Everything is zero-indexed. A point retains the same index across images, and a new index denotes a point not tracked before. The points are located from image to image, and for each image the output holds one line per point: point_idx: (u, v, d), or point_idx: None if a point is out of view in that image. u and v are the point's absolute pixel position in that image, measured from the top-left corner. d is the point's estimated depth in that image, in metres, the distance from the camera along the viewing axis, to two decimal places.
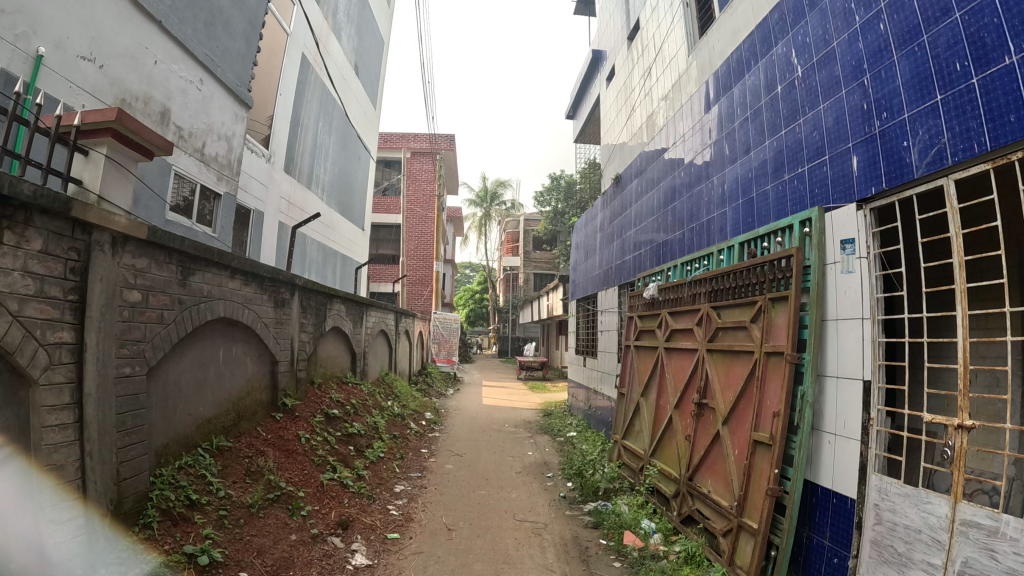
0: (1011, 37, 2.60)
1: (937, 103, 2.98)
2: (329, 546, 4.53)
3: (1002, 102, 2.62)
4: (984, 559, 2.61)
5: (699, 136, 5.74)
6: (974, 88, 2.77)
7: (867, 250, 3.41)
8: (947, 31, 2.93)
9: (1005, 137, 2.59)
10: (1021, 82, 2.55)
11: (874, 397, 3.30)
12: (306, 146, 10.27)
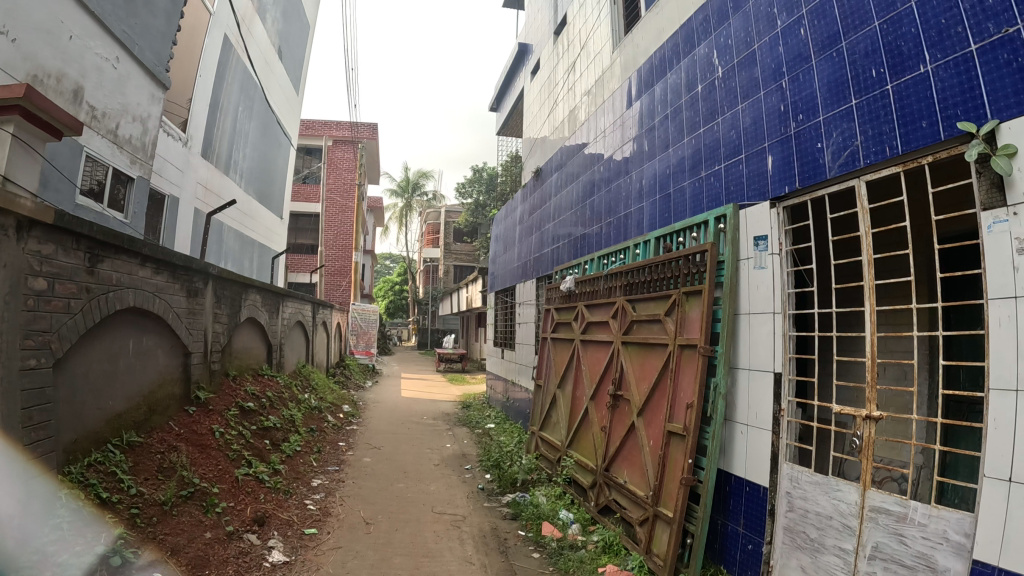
0: (927, 46, 2.73)
1: (851, 107, 3.10)
2: (245, 544, 4.41)
3: (915, 108, 2.75)
4: (894, 544, 2.76)
5: (620, 132, 5.82)
6: (888, 94, 2.89)
7: (779, 247, 3.52)
8: (864, 38, 3.06)
9: (918, 142, 2.72)
10: (934, 90, 2.68)
11: (785, 389, 3.43)
12: (225, 131, 9.94)
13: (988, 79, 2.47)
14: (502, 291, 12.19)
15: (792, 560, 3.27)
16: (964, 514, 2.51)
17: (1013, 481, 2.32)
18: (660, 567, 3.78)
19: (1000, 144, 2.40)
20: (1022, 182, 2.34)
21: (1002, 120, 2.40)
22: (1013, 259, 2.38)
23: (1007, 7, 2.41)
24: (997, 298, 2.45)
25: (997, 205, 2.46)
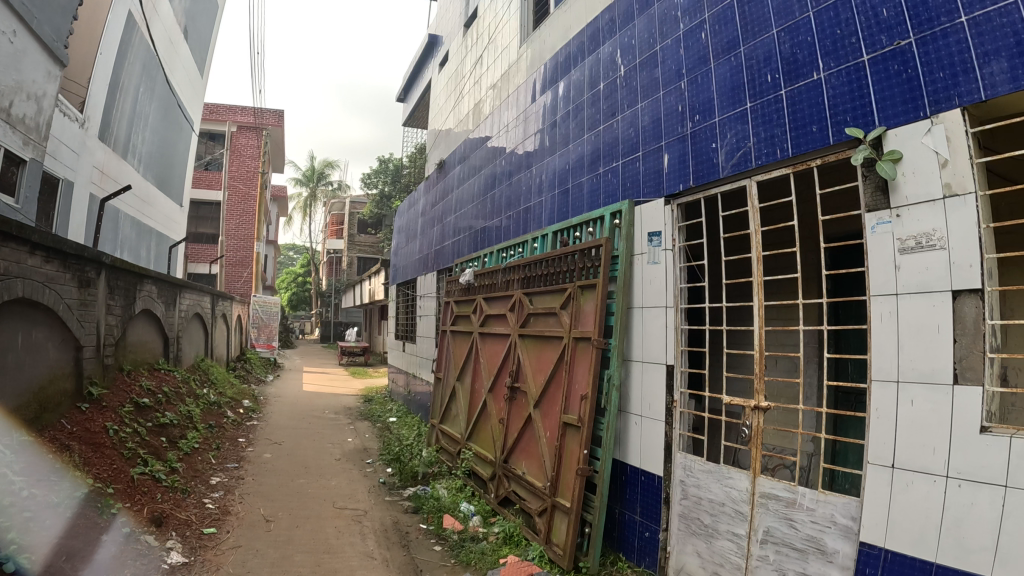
0: (822, 54, 2.85)
1: (746, 110, 3.21)
2: (143, 544, 4.20)
3: (807, 113, 2.88)
4: (784, 528, 2.89)
5: (523, 126, 5.84)
6: (782, 99, 3.02)
7: (673, 242, 3.62)
8: (762, 44, 3.17)
9: (808, 145, 2.85)
10: (826, 96, 2.81)
11: (678, 381, 3.54)
12: (124, 112, 9.40)
13: (878, 88, 2.61)
14: (404, 284, 12.08)
15: (687, 546, 3.38)
16: (850, 498, 2.65)
17: (895, 467, 2.47)
18: (558, 557, 3.82)
19: (886, 150, 2.54)
20: (905, 186, 2.49)
21: (889, 127, 2.55)
22: (895, 258, 2.53)
23: (899, 21, 2.55)
24: (879, 295, 2.59)
25: (881, 207, 2.61)
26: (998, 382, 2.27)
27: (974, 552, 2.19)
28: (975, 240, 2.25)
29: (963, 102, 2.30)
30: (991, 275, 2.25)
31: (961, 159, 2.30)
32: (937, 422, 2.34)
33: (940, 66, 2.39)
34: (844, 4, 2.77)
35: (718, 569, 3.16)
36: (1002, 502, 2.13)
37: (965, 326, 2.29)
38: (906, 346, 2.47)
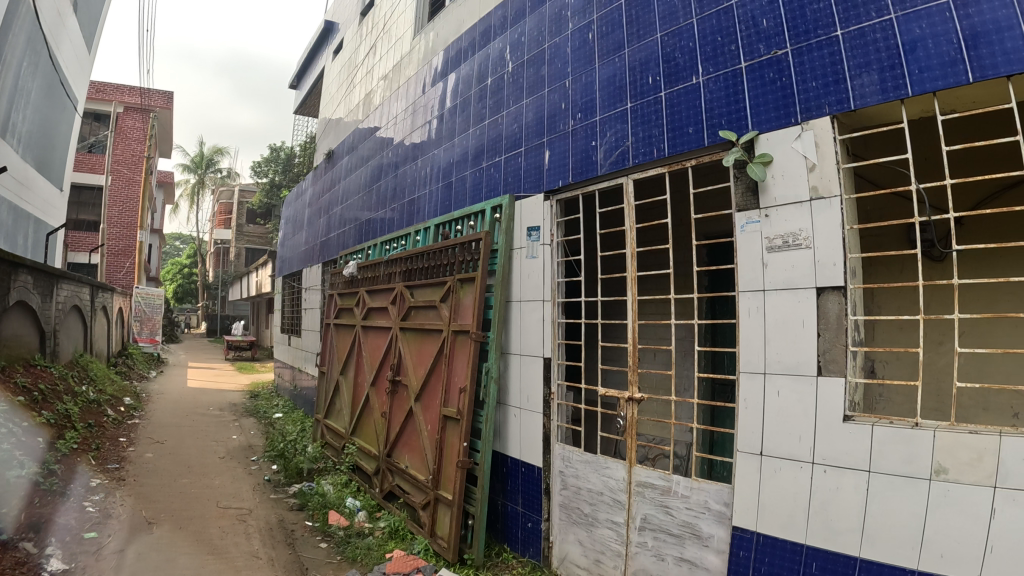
0: (701, 59, 2.96)
1: (626, 110, 3.30)
2: (20, 552, 3.90)
3: (684, 115, 2.98)
4: (660, 515, 3.00)
5: (412, 118, 5.78)
6: (661, 101, 3.11)
7: (551, 238, 3.68)
8: (644, 47, 3.25)
9: (683, 146, 2.96)
10: (703, 99, 2.92)
11: (555, 373, 3.61)
12: (6, 87, 8.66)
13: (753, 94, 2.73)
14: (289, 276, 11.75)
15: (569, 535, 3.45)
16: (723, 485, 2.79)
17: (763, 454, 2.61)
18: (443, 551, 3.81)
19: (757, 153, 2.67)
20: (774, 187, 2.62)
21: (761, 131, 2.68)
22: (763, 256, 2.66)
23: (778, 31, 2.68)
24: (747, 290, 2.73)
25: (750, 207, 2.74)
26: (858, 374, 2.45)
27: (841, 533, 2.37)
28: (839, 241, 2.40)
29: (834, 111, 2.46)
30: (853, 274, 2.42)
31: (828, 164, 2.45)
32: (802, 412, 2.49)
33: (813, 75, 2.54)
34: (725, 13, 2.88)
35: (600, 557, 3.25)
36: (866, 486, 2.31)
37: (829, 321, 2.44)
38: (772, 340, 2.61)
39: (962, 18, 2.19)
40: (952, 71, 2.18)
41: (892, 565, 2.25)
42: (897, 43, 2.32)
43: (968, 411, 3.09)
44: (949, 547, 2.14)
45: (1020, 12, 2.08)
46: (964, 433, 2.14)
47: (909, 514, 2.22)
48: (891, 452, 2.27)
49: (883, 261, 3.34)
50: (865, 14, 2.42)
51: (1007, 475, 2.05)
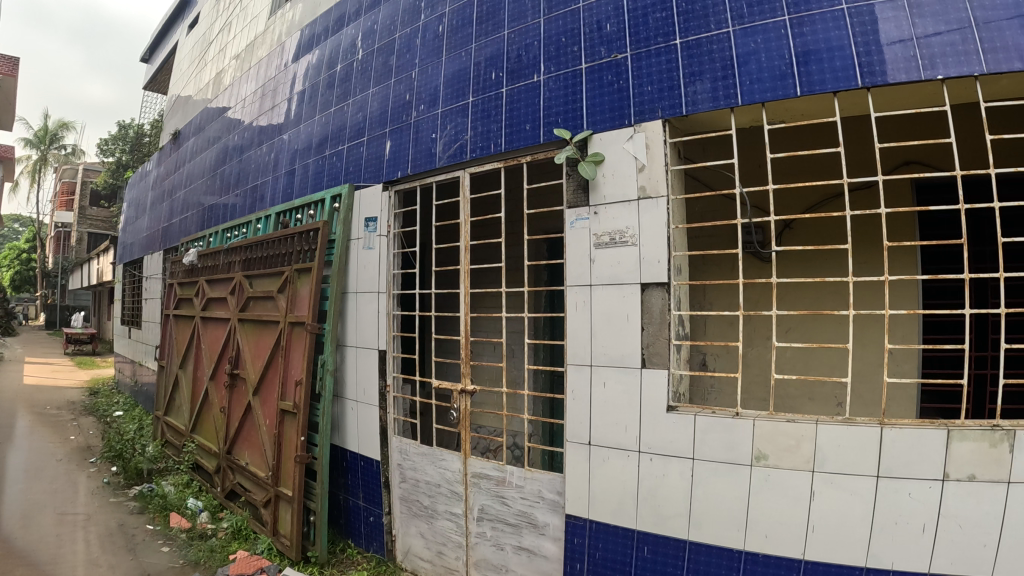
0: (544, 59, 3.01)
1: (467, 104, 3.29)
2: None
3: (523, 112, 3.03)
4: (496, 505, 3.05)
5: (261, 101, 5.56)
6: (502, 97, 3.14)
7: (388, 229, 3.58)
8: (492, 43, 3.25)
9: (521, 142, 3.01)
10: (542, 98, 2.98)
11: (391, 366, 3.52)
12: None
13: (590, 95, 2.82)
14: (131, 264, 11.00)
15: (411, 528, 3.43)
16: (555, 475, 2.86)
17: (592, 444, 2.71)
18: (285, 549, 3.69)
19: (590, 152, 2.75)
20: (604, 185, 2.72)
21: (595, 131, 2.76)
22: (591, 252, 2.75)
23: (619, 36, 2.76)
24: (574, 285, 2.81)
25: (580, 204, 2.82)
26: (681, 365, 2.59)
27: (670, 517, 2.50)
28: (663, 239, 2.53)
29: (666, 115, 2.58)
30: (675, 271, 2.55)
31: (657, 166, 2.56)
32: (627, 402, 2.60)
33: (650, 80, 2.64)
34: (572, 15, 2.94)
35: (441, 548, 3.26)
36: (690, 472, 2.45)
37: (653, 315, 2.56)
38: (597, 334, 2.71)
39: (795, 36, 2.38)
40: (781, 84, 2.37)
41: (718, 546, 2.41)
42: (732, 55, 2.48)
43: (790, 401, 3.32)
44: (773, 527, 2.32)
45: (850, 35, 2.31)
46: (782, 422, 2.33)
47: (734, 497, 2.38)
48: (711, 440, 2.42)
49: (715, 260, 3.49)
50: (704, 26, 2.55)
51: (823, 460, 2.26)
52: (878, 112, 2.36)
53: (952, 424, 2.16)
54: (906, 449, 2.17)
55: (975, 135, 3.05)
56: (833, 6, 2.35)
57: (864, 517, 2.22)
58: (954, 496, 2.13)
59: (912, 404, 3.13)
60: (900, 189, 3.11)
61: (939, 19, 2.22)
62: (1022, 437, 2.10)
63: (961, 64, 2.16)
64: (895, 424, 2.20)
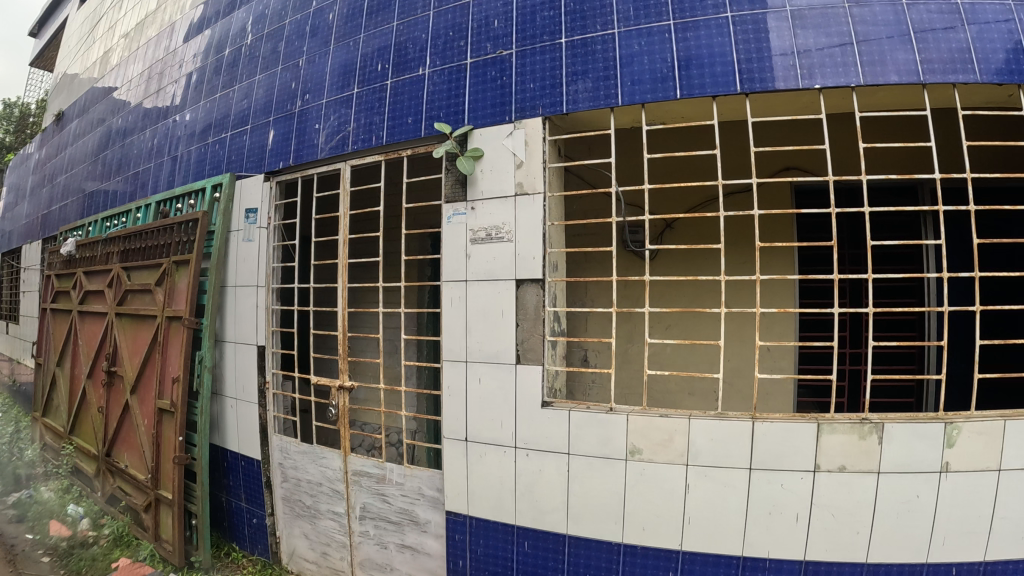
0: (430, 52, 2.93)
1: (352, 95, 3.13)
2: None
3: (405, 104, 2.93)
4: (377, 503, 3.00)
5: (148, 83, 5.30)
6: (386, 89, 3.01)
7: (268, 221, 3.41)
8: (379, 36, 3.13)
9: (401, 135, 2.91)
10: (426, 92, 2.89)
11: (270, 362, 3.37)
12: None
13: (473, 91, 2.77)
14: (8, 253, 10.30)
15: (295, 529, 3.34)
16: (435, 471, 2.85)
17: (468, 440, 2.70)
18: (167, 556, 3.52)
19: (470, 147, 2.72)
20: (482, 181, 2.70)
21: (475, 127, 2.74)
22: (466, 247, 2.72)
23: (506, 32, 2.74)
24: (450, 280, 2.77)
25: (457, 198, 2.78)
26: (556, 361, 2.61)
27: (548, 512, 2.54)
28: (538, 236, 2.54)
29: (547, 112, 2.58)
30: (550, 268, 2.57)
31: (535, 162, 2.58)
32: (503, 398, 2.61)
33: (532, 78, 2.64)
34: (460, 9, 2.89)
35: (326, 549, 3.20)
36: (567, 467, 2.49)
37: (527, 311, 2.57)
38: (472, 329, 2.69)
39: (679, 41, 2.45)
40: (661, 86, 2.43)
41: (597, 539, 2.47)
42: (614, 56, 2.51)
43: (672, 395, 3.41)
44: (650, 520, 2.39)
45: (732, 41, 2.39)
46: (656, 417, 2.38)
47: (610, 491, 2.44)
48: (586, 435, 2.45)
49: (596, 259, 3.47)
50: (590, 26, 2.58)
51: (696, 454, 2.33)
52: (755, 118, 2.45)
53: (822, 418, 2.26)
54: (776, 441, 2.26)
55: (848, 142, 3.20)
56: (717, 14, 2.43)
57: (739, 507, 2.30)
58: (826, 486, 2.25)
59: (789, 398, 3.21)
60: (781, 193, 3.20)
61: (822, 32, 2.33)
62: (888, 429, 2.22)
63: (839, 75, 2.29)
64: (767, 418, 2.28)
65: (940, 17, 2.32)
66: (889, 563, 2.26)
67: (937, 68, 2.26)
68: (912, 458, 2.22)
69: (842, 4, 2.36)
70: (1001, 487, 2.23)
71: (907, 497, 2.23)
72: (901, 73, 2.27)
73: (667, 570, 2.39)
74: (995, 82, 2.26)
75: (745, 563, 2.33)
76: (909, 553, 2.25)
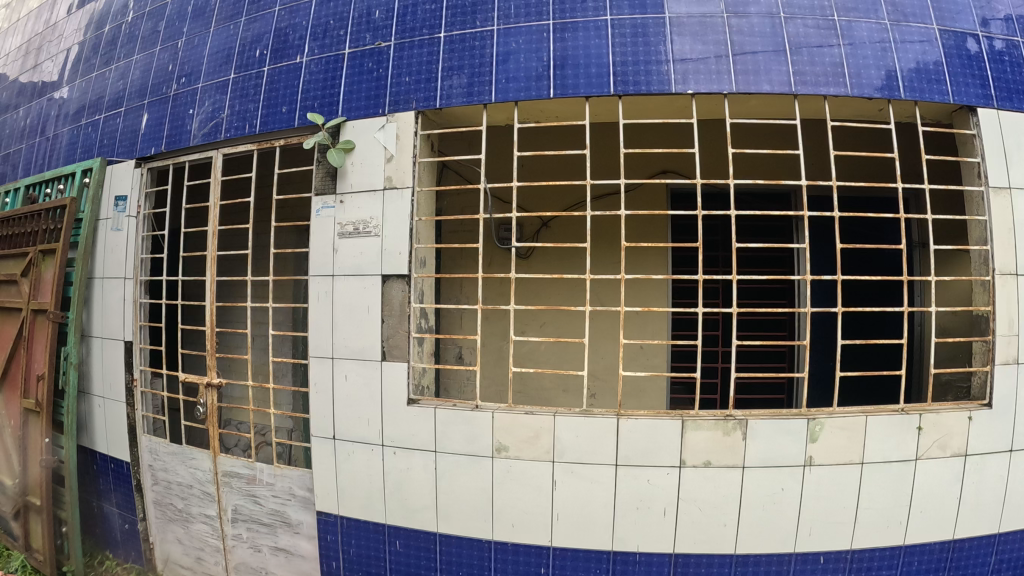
0: (309, 40, 2.83)
1: (228, 80, 2.98)
2: None
3: (281, 93, 2.82)
4: (249, 505, 2.92)
5: (24, 59, 4.98)
6: (263, 76, 2.89)
7: (137, 209, 3.22)
8: (261, 20, 3.00)
9: (275, 125, 2.80)
10: (302, 81, 2.79)
11: (137, 358, 3.19)
12: None
13: (349, 81, 2.70)
14: None
15: (168, 534, 3.21)
16: (305, 471, 2.78)
17: (336, 438, 2.64)
18: (37, 567, 3.32)
19: (341, 140, 2.64)
20: (352, 174, 2.64)
21: (349, 118, 2.66)
22: (334, 241, 2.64)
23: (387, 24, 2.69)
24: (316, 274, 2.68)
25: (326, 191, 2.69)
26: (423, 357, 2.59)
27: (417, 511, 2.54)
28: (406, 231, 2.52)
29: (420, 107, 2.55)
30: (417, 264, 2.55)
31: (405, 157, 2.55)
32: (369, 395, 2.56)
33: (408, 71, 2.60)
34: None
35: (200, 554, 3.10)
36: (434, 465, 2.48)
37: (392, 307, 2.54)
38: (339, 325, 2.62)
39: (557, 40, 2.47)
40: (535, 84, 2.44)
41: (467, 537, 2.48)
42: (492, 53, 2.51)
43: (549, 391, 3.43)
44: (519, 517, 2.43)
45: (609, 43, 2.43)
46: (521, 415, 2.39)
47: (479, 488, 2.45)
48: (452, 433, 2.45)
49: (466, 255, 3.44)
50: (470, 22, 2.57)
51: (563, 451, 2.37)
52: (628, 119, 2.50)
53: (687, 415, 2.32)
54: (641, 438, 2.31)
55: (717, 147, 3.32)
56: (597, 17, 2.46)
57: (608, 504, 2.36)
58: (692, 480, 2.33)
59: (662, 395, 3.30)
60: (655, 194, 3.28)
61: (699, 40, 2.40)
62: (752, 426, 2.30)
63: (713, 81, 2.36)
64: (632, 415, 2.33)
65: (816, 32, 2.42)
66: (756, 554, 2.36)
67: (810, 81, 2.37)
68: (777, 453, 2.31)
69: (721, 14, 2.43)
70: (863, 478, 2.35)
71: (773, 490, 2.33)
72: (773, 83, 2.36)
73: (537, 566, 2.44)
74: (866, 96, 2.39)
75: (615, 558, 2.39)
76: (778, 544, 2.36)
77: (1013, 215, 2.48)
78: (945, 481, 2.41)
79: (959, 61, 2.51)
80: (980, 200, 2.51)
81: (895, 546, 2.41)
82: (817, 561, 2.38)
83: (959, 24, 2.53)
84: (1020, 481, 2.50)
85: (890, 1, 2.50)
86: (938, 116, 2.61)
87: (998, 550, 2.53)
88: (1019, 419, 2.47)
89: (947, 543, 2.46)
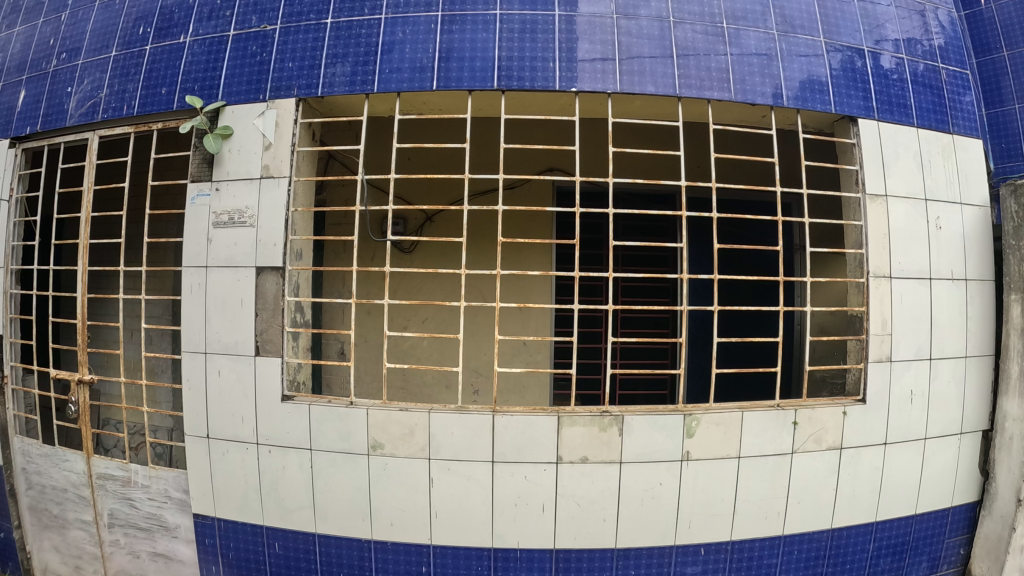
0: (195, 19, 2.75)
1: (109, 58, 2.87)
2: None
3: (161, 73, 2.72)
4: (124, 509, 2.82)
5: None
6: (145, 55, 2.79)
7: (9, 193, 3.07)
8: None
9: (154, 107, 2.70)
10: (184, 61, 2.71)
11: (7, 354, 3.02)
12: None
13: (231, 65, 2.63)
14: None
15: (43, 542, 3.05)
16: (180, 471, 2.71)
17: (210, 437, 2.57)
18: None
19: (218, 126, 2.57)
20: (228, 161, 2.57)
21: (229, 103, 2.60)
22: (208, 231, 2.57)
23: (273, 6, 2.64)
24: (188, 267, 2.59)
25: (202, 178, 2.61)
26: (298, 353, 2.54)
27: (294, 511, 2.52)
28: (281, 222, 2.48)
29: (302, 94, 2.51)
30: (292, 257, 2.50)
31: (283, 146, 2.51)
32: (242, 391, 2.51)
33: (292, 57, 2.55)
34: None
35: (77, 562, 2.97)
36: (310, 463, 2.47)
37: (266, 300, 2.49)
38: (211, 321, 2.55)
39: (444, 32, 2.46)
40: (419, 76, 2.43)
41: (346, 536, 2.48)
42: (377, 41, 2.49)
43: (436, 390, 3.44)
44: (397, 516, 2.44)
45: (496, 38, 2.43)
46: (395, 411, 2.40)
47: (356, 487, 2.45)
48: (326, 430, 2.44)
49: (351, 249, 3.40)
50: (358, 9, 2.54)
51: (440, 448, 2.38)
52: (511, 115, 2.52)
53: (564, 411, 2.38)
54: (515, 433, 2.35)
55: (599, 145, 3.39)
56: (486, 11, 2.47)
57: (485, 501, 2.39)
58: (569, 476, 2.38)
59: (545, 391, 3.36)
60: (542, 191, 3.33)
61: (587, 38, 2.43)
62: (627, 421, 2.37)
63: (598, 80, 2.40)
64: (507, 412, 2.38)
65: (703, 38, 2.49)
66: (637, 547, 2.44)
67: (693, 84, 2.44)
68: (652, 448, 2.39)
69: (610, 14, 2.47)
70: (739, 472, 2.45)
71: (651, 485, 2.41)
72: (657, 85, 2.43)
73: (418, 565, 2.46)
74: (749, 101, 2.47)
75: (495, 555, 2.42)
76: (658, 537, 2.44)
77: (888, 221, 2.59)
78: (821, 473, 2.52)
79: (845, 76, 2.60)
80: (857, 206, 2.62)
81: (774, 536, 2.52)
82: (697, 552, 2.48)
83: (846, 38, 2.63)
84: (894, 472, 2.62)
85: (779, 12, 2.58)
86: (820, 125, 2.70)
87: (877, 538, 2.65)
88: (893, 414, 2.58)
89: (825, 533, 2.57)
